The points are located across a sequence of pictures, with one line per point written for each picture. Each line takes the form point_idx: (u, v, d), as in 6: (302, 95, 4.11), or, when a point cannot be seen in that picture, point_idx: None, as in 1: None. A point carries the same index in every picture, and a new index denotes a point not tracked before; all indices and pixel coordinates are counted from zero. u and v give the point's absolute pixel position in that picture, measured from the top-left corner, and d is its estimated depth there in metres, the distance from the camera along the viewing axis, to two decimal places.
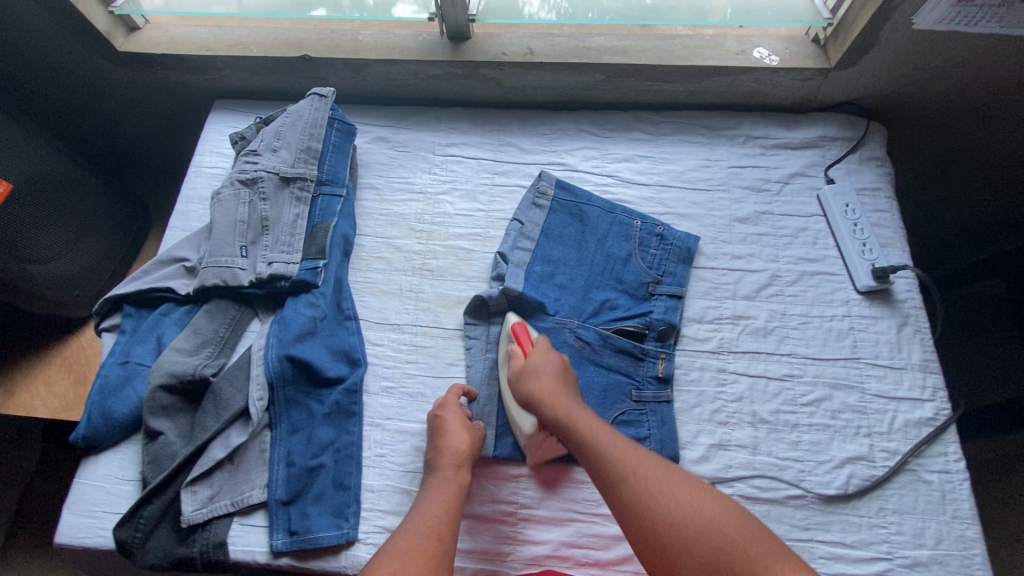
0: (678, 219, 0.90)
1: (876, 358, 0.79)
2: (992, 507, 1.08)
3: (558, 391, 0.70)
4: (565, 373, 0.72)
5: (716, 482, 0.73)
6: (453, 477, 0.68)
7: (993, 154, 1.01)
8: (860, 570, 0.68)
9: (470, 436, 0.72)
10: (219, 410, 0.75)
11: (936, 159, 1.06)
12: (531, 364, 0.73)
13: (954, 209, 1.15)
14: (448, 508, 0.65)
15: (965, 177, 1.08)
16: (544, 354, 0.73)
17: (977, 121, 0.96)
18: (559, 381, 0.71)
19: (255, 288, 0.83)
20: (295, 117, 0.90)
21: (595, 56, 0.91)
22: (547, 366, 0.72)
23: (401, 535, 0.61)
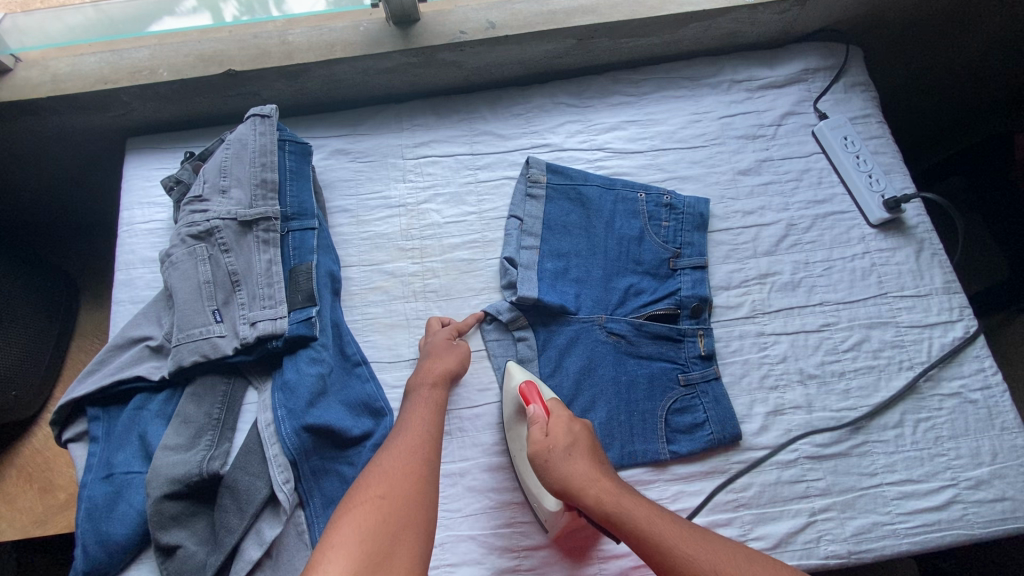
0: (681, 183, 0.85)
1: (902, 290, 0.79)
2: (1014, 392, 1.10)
3: (609, 484, 0.60)
4: (596, 456, 0.63)
5: (781, 449, 0.72)
6: (430, 394, 0.67)
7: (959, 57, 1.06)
8: (931, 502, 0.69)
9: (456, 355, 0.72)
10: (241, 504, 0.65)
11: (910, 61, 1.09)
12: (556, 446, 0.62)
13: (922, 109, 1.21)
14: (428, 425, 0.64)
15: (932, 82, 1.13)
16: (565, 425, 0.64)
17: (948, 22, 1.00)
18: (602, 479, 0.61)
19: (243, 355, 0.72)
20: (239, 147, 0.76)
21: (563, 20, 0.82)
22: (579, 451, 0.62)
23: (384, 456, 0.60)
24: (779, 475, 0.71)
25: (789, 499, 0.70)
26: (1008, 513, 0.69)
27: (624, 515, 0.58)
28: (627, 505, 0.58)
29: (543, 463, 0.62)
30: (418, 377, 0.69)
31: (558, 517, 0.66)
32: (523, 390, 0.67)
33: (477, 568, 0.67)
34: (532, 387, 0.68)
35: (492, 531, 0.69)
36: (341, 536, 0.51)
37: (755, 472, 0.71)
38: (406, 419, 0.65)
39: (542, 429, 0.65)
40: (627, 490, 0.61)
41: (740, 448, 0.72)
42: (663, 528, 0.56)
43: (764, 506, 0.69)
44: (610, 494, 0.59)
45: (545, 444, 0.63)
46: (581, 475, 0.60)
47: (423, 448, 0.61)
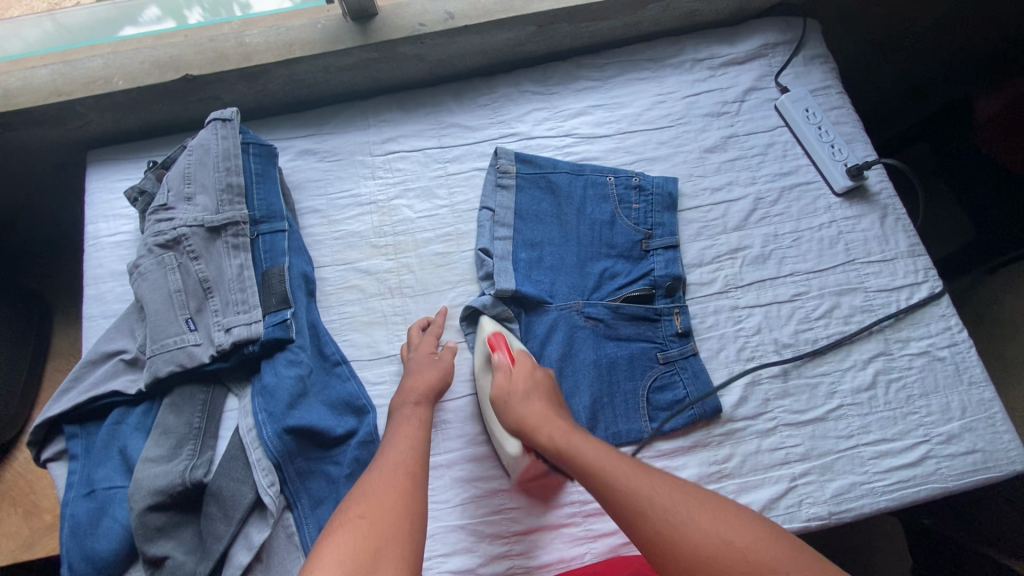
0: (649, 164, 0.86)
1: (868, 256, 0.81)
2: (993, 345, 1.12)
3: (560, 425, 0.63)
4: (555, 403, 0.67)
5: (761, 419, 0.73)
6: (414, 411, 0.66)
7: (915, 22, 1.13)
8: (905, 459, 0.71)
9: (436, 365, 0.71)
10: (227, 511, 0.65)
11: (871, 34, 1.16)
12: (516, 386, 0.66)
13: (882, 81, 1.27)
14: (413, 445, 0.62)
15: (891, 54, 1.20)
16: (526, 372, 0.68)
17: None
18: (556, 418, 0.63)
19: (219, 362, 0.71)
20: (202, 152, 0.75)
21: (522, 7, 0.82)
22: (536, 393, 0.66)
23: (368, 478, 0.58)
24: (759, 444, 0.72)
25: (770, 466, 0.71)
26: (979, 465, 0.71)
27: (572, 449, 0.60)
28: (576, 439, 0.60)
29: (504, 402, 0.66)
30: (401, 396, 0.68)
31: (519, 461, 0.67)
32: (490, 340, 0.71)
33: (469, 557, 0.68)
34: (500, 337, 0.71)
35: (482, 519, 0.69)
36: (322, 560, 0.50)
37: (736, 443, 0.72)
38: (390, 439, 0.63)
39: (506, 375, 0.67)
40: (579, 430, 0.62)
41: (720, 420, 0.73)
42: (607, 465, 0.57)
43: (746, 474, 0.71)
44: (556, 429, 0.62)
45: (506, 387, 0.66)
46: (534, 416, 0.63)
47: (406, 467, 0.59)
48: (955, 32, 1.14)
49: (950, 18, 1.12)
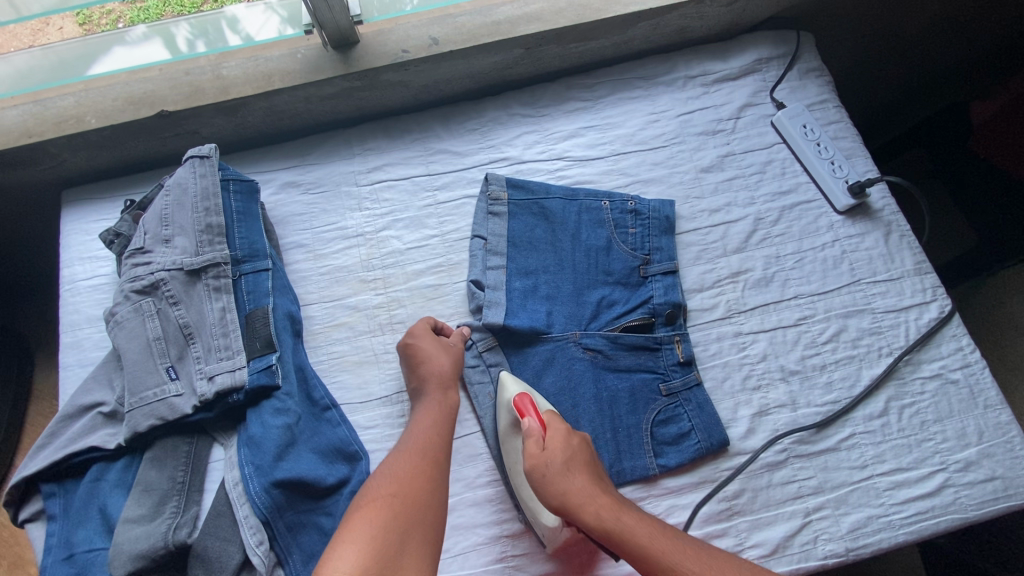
0: (645, 186, 0.83)
1: (874, 276, 0.78)
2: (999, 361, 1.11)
3: (607, 502, 0.59)
4: (594, 471, 0.61)
5: (771, 451, 0.70)
6: (441, 395, 0.67)
7: (901, 34, 1.13)
8: (922, 489, 0.69)
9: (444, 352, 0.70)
10: (213, 573, 0.61)
11: (854, 54, 1.17)
12: (553, 459, 0.60)
13: (870, 90, 1.28)
14: (438, 427, 0.63)
15: (877, 65, 1.20)
16: (562, 443, 0.61)
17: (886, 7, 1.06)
18: (603, 495, 0.59)
19: (203, 412, 0.68)
20: (179, 191, 0.72)
21: (509, 30, 0.79)
22: (577, 465, 0.60)
23: (395, 457, 0.60)
24: (769, 478, 0.69)
25: (783, 502, 0.68)
26: (999, 493, 0.68)
27: (626, 534, 0.57)
28: (633, 526, 0.57)
29: (541, 478, 0.60)
30: (422, 381, 0.68)
31: (557, 532, 0.65)
32: (518, 404, 0.66)
33: None
34: (527, 400, 0.66)
35: (484, 568, 0.66)
36: (357, 528, 0.51)
37: (747, 478, 0.69)
38: (416, 423, 0.64)
39: (538, 445, 0.62)
40: (626, 506, 0.59)
41: (729, 454, 0.70)
42: (663, 552, 0.55)
43: (758, 511, 0.68)
44: (607, 510, 0.58)
45: (541, 460, 0.60)
46: (579, 494, 0.59)
47: (433, 448, 0.60)
48: (946, 38, 1.13)
49: (942, 26, 1.11)
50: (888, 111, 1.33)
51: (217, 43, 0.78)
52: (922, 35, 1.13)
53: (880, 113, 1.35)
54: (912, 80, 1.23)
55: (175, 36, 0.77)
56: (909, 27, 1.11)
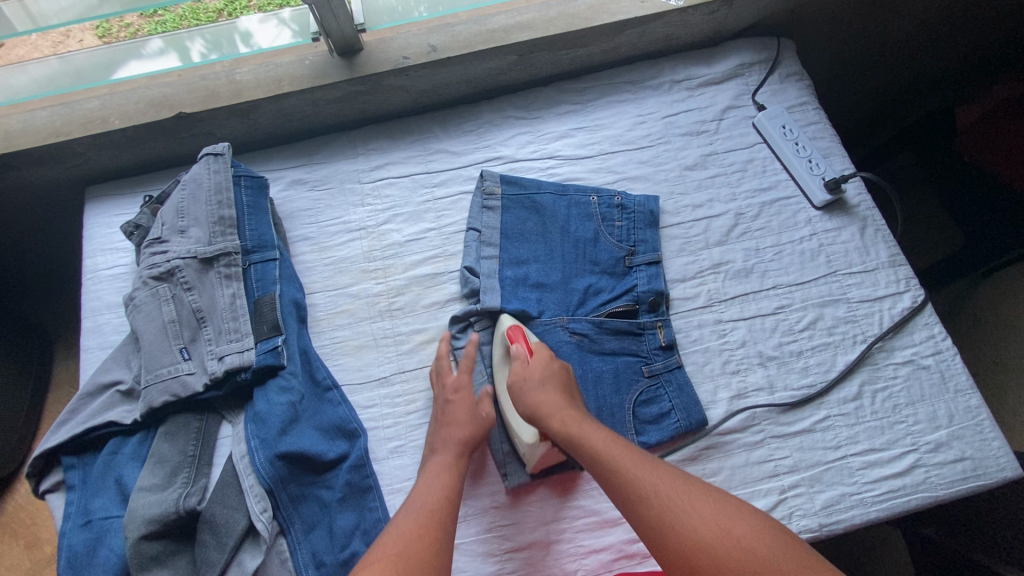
0: (631, 183, 0.88)
1: (850, 267, 0.82)
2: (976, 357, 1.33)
3: (573, 413, 0.66)
4: (569, 393, 0.69)
5: (748, 431, 0.74)
6: (457, 455, 0.67)
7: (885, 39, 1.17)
8: (894, 469, 0.72)
9: (468, 410, 0.70)
10: (220, 538, 0.66)
11: (838, 56, 1.22)
12: (531, 374, 0.69)
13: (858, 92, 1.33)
14: (449, 489, 0.63)
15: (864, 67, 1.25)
16: (544, 363, 0.70)
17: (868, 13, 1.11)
18: (569, 407, 0.67)
19: (213, 390, 0.73)
20: (195, 186, 0.78)
21: (502, 37, 0.85)
22: (552, 382, 0.69)
23: (402, 517, 0.60)
24: (747, 456, 0.73)
25: (760, 479, 0.72)
26: (968, 473, 0.72)
27: (582, 437, 0.64)
28: (589, 429, 0.64)
29: (520, 388, 0.69)
30: (442, 441, 0.68)
31: (534, 449, 0.69)
32: (508, 333, 0.74)
33: None
34: (519, 329, 0.74)
35: (474, 537, 0.70)
36: None
37: (725, 456, 0.73)
38: (427, 483, 0.64)
39: (523, 365, 0.71)
40: (590, 419, 0.66)
41: (708, 433, 0.74)
42: (621, 457, 0.61)
43: (735, 488, 0.71)
44: (574, 420, 0.65)
45: (522, 375, 0.70)
46: (549, 403, 0.66)
47: (440, 511, 0.61)
48: (929, 45, 1.18)
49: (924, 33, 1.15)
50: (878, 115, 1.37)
51: (228, 51, 0.83)
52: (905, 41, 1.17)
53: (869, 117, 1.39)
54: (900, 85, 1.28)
55: (189, 48, 0.83)
56: (892, 32, 1.16)
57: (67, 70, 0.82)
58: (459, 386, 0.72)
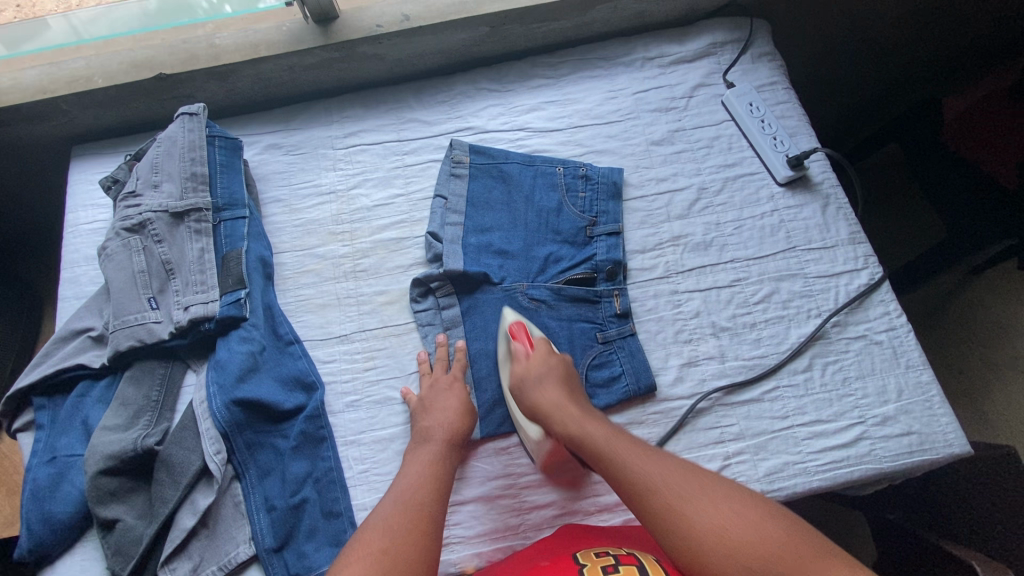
0: (598, 157, 0.89)
1: (809, 243, 0.82)
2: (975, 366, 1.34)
3: (574, 412, 0.67)
4: (569, 384, 0.70)
5: (697, 399, 0.75)
6: (444, 449, 0.67)
7: (866, 28, 1.18)
8: (840, 440, 0.72)
9: (455, 401, 0.71)
10: (174, 477, 0.68)
11: (819, 45, 1.22)
12: (532, 371, 0.70)
13: (841, 86, 1.34)
14: (436, 484, 0.63)
15: (847, 57, 1.25)
16: (545, 359, 0.71)
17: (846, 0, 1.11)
18: (568, 404, 0.68)
19: (178, 338, 0.75)
20: (170, 144, 0.81)
21: (474, 8, 0.87)
22: (551, 379, 0.70)
23: (387, 509, 0.60)
24: (694, 423, 0.74)
25: (704, 445, 0.73)
26: (914, 447, 0.72)
27: (584, 433, 0.65)
28: (590, 426, 0.66)
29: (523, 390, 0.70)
30: (428, 433, 0.68)
31: (541, 445, 0.70)
32: (511, 329, 0.74)
33: None
34: (520, 326, 0.74)
35: None
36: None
37: (672, 422, 0.74)
38: (411, 476, 0.64)
39: (524, 364, 0.71)
40: (593, 417, 0.67)
41: (656, 399, 0.75)
42: (626, 454, 0.62)
43: (680, 452, 0.72)
44: (572, 416, 0.67)
45: (522, 374, 0.71)
46: (549, 402, 0.68)
47: (428, 509, 0.60)
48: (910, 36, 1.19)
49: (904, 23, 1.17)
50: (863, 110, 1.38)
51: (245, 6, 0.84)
52: (886, 31, 1.18)
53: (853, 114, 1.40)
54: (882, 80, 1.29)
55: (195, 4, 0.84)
56: (874, 20, 1.16)
57: (70, 31, 0.82)
58: (450, 381, 0.74)
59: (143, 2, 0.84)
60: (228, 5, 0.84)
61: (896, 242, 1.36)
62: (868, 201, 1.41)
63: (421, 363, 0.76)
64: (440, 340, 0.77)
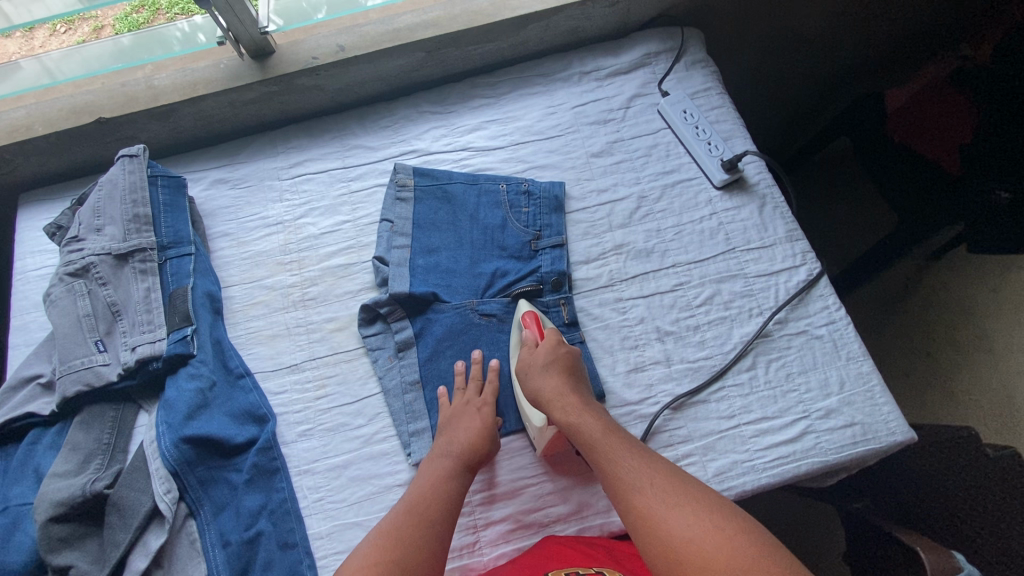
0: (540, 171, 0.91)
1: (748, 244, 0.84)
2: (941, 348, 1.39)
3: (572, 401, 0.69)
4: (572, 375, 0.72)
5: (645, 403, 0.76)
6: (456, 465, 0.68)
7: (803, 33, 1.21)
8: (785, 436, 0.73)
9: (477, 422, 0.71)
10: (125, 519, 0.68)
11: (757, 51, 1.25)
12: (537, 358, 0.73)
13: (780, 91, 1.38)
14: (449, 498, 0.66)
15: (785, 61, 1.29)
16: (551, 348, 0.73)
17: (779, 7, 1.13)
18: (571, 394, 0.70)
19: (127, 380, 0.76)
20: (110, 186, 0.81)
21: (407, 35, 0.88)
22: (555, 368, 0.72)
23: (394, 515, 0.64)
24: (644, 428, 0.75)
25: (652, 450, 0.74)
26: (858, 437, 0.73)
27: (579, 426, 0.67)
28: (587, 419, 0.68)
29: (524, 374, 0.73)
30: (445, 445, 0.70)
31: (543, 431, 0.71)
32: (524, 318, 0.77)
33: None
34: (531, 315, 0.77)
35: (377, 516, 0.72)
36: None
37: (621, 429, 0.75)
38: (423, 484, 0.67)
39: (530, 350, 0.75)
40: (591, 408, 0.69)
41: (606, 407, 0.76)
42: (614, 448, 0.65)
43: None
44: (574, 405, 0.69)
45: (528, 360, 0.73)
46: (548, 390, 0.70)
47: (436, 523, 0.63)
48: (845, 37, 1.23)
49: (839, 26, 1.20)
50: (805, 111, 1.44)
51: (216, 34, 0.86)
52: (821, 34, 1.22)
53: (797, 116, 1.46)
54: (820, 79, 1.34)
55: (170, 37, 0.86)
56: (810, 25, 1.19)
57: (46, 71, 0.86)
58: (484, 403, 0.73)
59: (110, 38, 0.85)
60: (201, 35, 0.86)
61: (843, 238, 1.42)
62: (811, 201, 1.48)
63: (453, 379, 0.77)
64: (458, 367, 0.77)
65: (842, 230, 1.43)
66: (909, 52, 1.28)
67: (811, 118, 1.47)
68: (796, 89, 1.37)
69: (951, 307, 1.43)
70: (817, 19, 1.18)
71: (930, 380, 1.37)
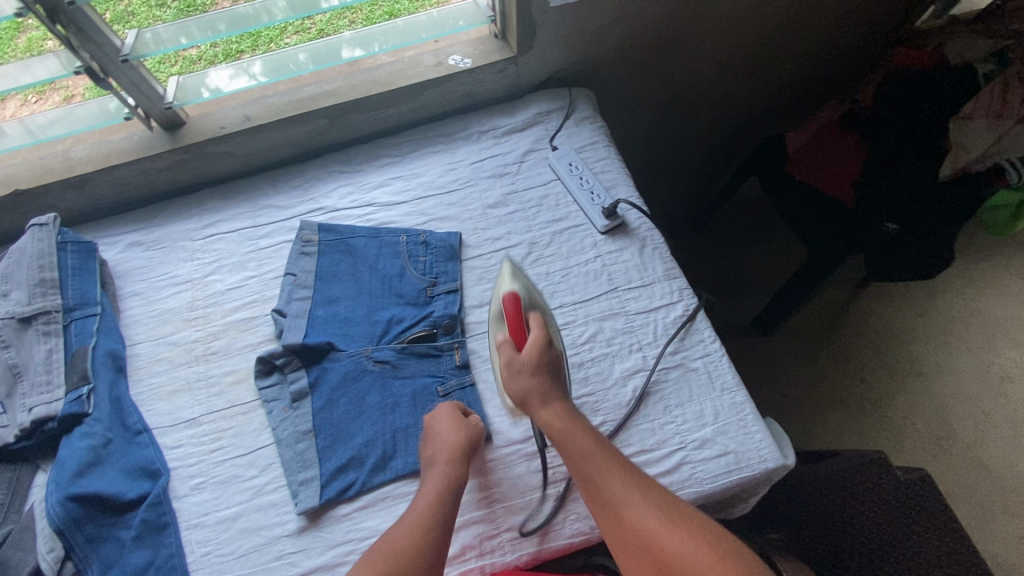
0: (439, 223, 0.97)
1: (629, 283, 0.89)
2: (875, 372, 1.45)
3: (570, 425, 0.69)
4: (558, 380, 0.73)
5: (530, 441, 0.79)
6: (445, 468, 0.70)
7: (688, 111, 1.32)
8: (661, 468, 0.76)
9: (450, 424, 0.73)
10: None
11: (649, 130, 1.35)
12: (521, 361, 0.72)
13: (681, 159, 1.49)
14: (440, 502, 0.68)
15: (678, 134, 1.40)
16: (534, 347, 0.72)
17: (657, 90, 1.23)
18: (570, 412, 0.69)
19: (24, 440, 0.77)
20: (20, 254, 0.85)
21: (309, 105, 0.96)
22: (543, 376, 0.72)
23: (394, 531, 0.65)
24: (528, 465, 0.77)
25: (534, 487, 0.76)
26: (731, 466, 0.76)
27: (577, 445, 0.66)
28: (583, 439, 0.67)
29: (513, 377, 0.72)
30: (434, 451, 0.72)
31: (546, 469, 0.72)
32: (504, 303, 0.77)
33: None
34: (510, 296, 0.77)
35: (261, 568, 0.73)
36: None
37: (504, 469, 0.77)
38: (421, 494, 0.69)
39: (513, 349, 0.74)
40: (586, 430, 0.68)
41: (492, 447, 0.79)
42: (613, 475, 0.64)
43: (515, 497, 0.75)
44: (617, 477, 0.64)
45: (510, 360, 0.73)
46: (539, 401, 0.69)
47: (434, 527, 0.65)
48: (724, 108, 1.35)
49: (717, 101, 1.32)
50: (708, 170, 1.56)
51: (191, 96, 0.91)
52: (704, 108, 1.33)
53: (702, 176, 1.58)
54: (713, 143, 1.46)
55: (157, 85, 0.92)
56: (691, 106, 1.31)
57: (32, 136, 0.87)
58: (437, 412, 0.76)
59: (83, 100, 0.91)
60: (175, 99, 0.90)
61: (760, 283, 1.56)
62: (729, 251, 1.62)
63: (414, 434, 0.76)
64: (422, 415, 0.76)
65: (758, 273, 1.57)
66: (786, 104, 1.42)
67: (726, 163, 1.55)
68: (695, 155, 1.49)
69: (880, 331, 1.50)
70: (697, 95, 1.28)
71: (866, 406, 1.41)
